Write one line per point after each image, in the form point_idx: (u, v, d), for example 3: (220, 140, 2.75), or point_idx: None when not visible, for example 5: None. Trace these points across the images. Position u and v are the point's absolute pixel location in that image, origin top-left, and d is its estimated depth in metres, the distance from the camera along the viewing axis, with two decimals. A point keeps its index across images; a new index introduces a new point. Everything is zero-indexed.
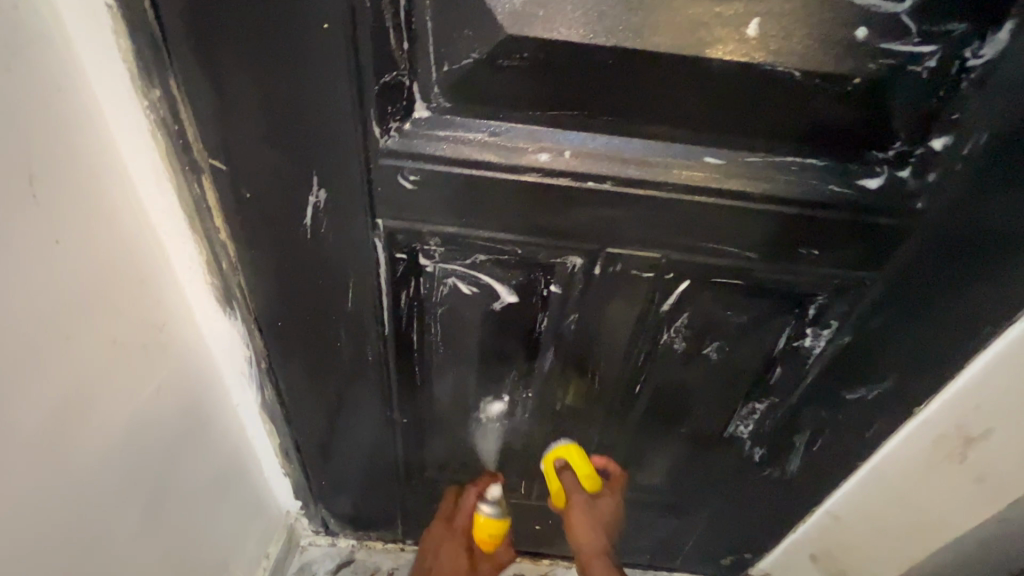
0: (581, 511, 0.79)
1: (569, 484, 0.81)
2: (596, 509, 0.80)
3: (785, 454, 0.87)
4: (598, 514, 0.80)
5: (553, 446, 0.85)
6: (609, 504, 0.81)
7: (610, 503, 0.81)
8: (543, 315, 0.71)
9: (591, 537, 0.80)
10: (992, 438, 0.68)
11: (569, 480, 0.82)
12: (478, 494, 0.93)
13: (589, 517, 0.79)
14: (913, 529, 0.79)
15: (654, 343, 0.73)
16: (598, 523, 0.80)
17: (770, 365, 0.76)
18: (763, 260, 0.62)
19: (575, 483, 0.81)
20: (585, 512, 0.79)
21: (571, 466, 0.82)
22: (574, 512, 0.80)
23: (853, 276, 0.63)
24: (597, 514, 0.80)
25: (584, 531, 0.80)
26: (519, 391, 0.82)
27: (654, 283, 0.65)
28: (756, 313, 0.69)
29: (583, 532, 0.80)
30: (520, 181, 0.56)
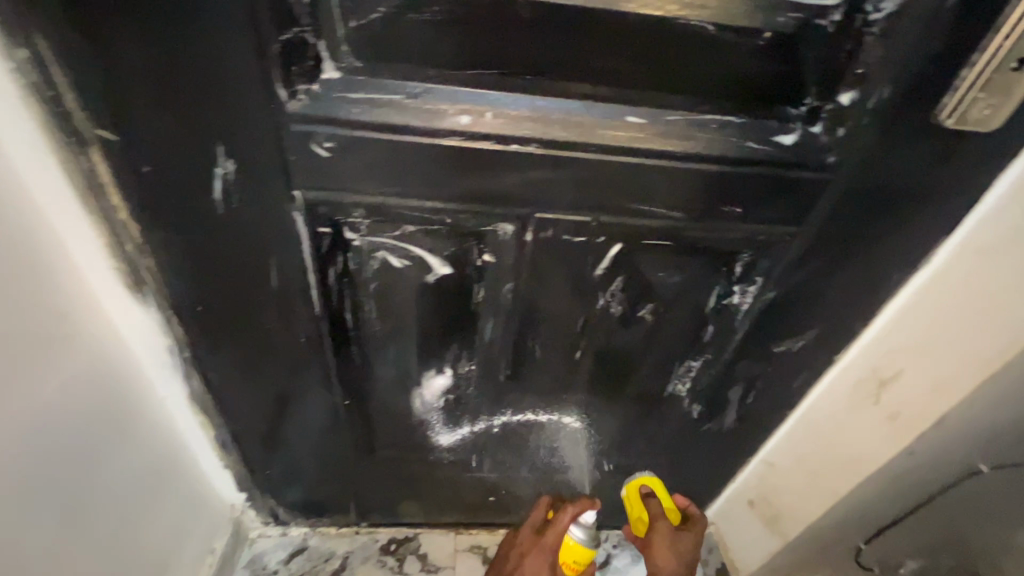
0: (664, 536, 0.88)
1: (655, 511, 0.90)
2: (677, 538, 0.89)
3: (722, 408, 0.91)
4: (679, 543, 0.89)
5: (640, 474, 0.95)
6: (691, 538, 0.90)
7: (689, 538, 0.90)
8: (479, 286, 0.70)
9: (669, 564, 0.88)
10: (901, 378, 0.72)
11: (653, 508, 0.91)
12: (574, 516, 0.88)
13: (671, 545, 0.88)
14: (836, 469, 0.84)
15: (591, 308, 0.74)
16: (676, 553, 0.88)
17: (703, 324, 0.78)
18: (690, 220, 0.63)
19: (659, 509, 0.91)
20: (666, 539, 0.88)
21: (656, 496, 0.92)
22: (656, 537, 0.89)
23: (775, 232, 0.65)
24: (677, 544, 0.89)
25: (662, 555, 0.88)
26: (463, 364, 0.81)
27: (587, 248, 0.65)
28: (688, 273, 0.71)
29: (662, 559, 0.88)
30: (442, 146, 0.54)
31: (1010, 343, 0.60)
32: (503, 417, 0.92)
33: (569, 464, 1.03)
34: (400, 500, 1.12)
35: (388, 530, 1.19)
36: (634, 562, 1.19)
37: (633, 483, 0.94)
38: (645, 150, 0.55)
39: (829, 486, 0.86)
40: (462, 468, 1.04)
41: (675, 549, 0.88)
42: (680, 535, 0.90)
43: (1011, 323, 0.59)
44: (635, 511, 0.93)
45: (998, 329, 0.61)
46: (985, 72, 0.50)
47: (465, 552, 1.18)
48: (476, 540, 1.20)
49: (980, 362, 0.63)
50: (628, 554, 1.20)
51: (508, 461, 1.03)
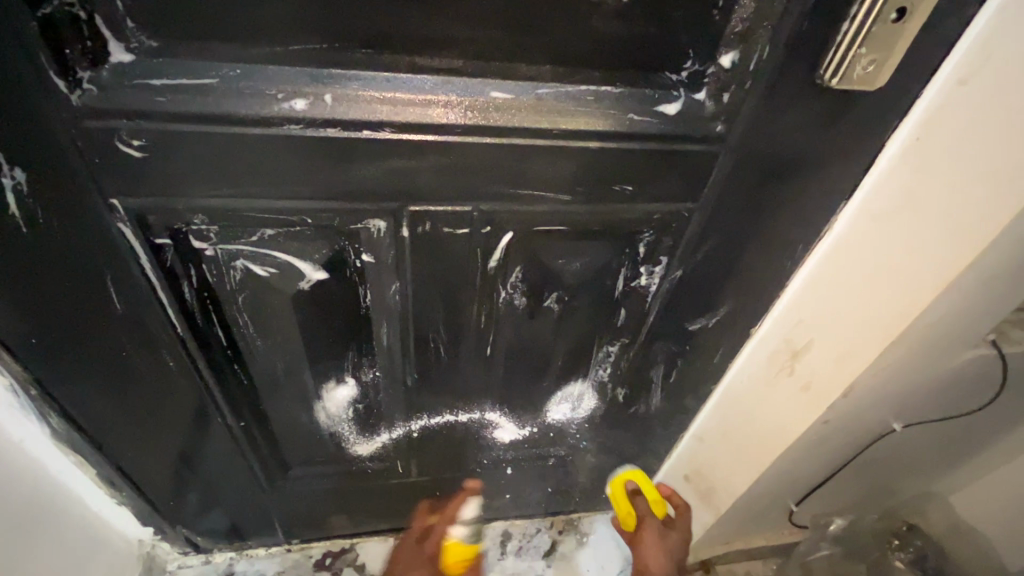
0: (651, 534, 0.89)
1: (642, 508, 0.92)
2: (665, 538, 0.89)
3: (646, 390, 0.89)
4: (669, 542, 0.88)
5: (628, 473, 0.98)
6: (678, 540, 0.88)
7: (677, 541, 0.89)
8: (364, 289, 0.63)
9: (659, 561, 0.87)
10: (813, 348, 0.71)
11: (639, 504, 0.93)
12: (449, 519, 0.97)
13: (661, 543, 0.88)
14: (760, 441, 0.83)
15: (493, 302, 0.69)
16: (667, 552, 0.87)
17: (615, 308, 0.74)
18: (580, 201, 0.58)
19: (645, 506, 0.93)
20: (655, 536, 0.88)
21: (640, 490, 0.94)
22: (644, 533, 0.89)
23: (673, 208, 0.61)
24: (667, 544, 0.88)
25: (654, 556, 0.87)
26: (366, 372, 0.75)
27: (474, 240, 0.59)
28: (589, 259, 0.66)
29: (652, 559, 0.87)
30: (280, 137, 0.47)
31: (908, 309, 0.58)
32: (422, 422, 0.87)
33: (500, 459, 1.00)
34: (329, 514, 1.06)
35: (322, 545, 1.13)
36: (579, 546, 1.18)
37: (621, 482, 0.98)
38: (516, 129, 0.50)
39: (755, 457, 0.86)
40: (389, 476, 0.98)
41: (664, 547, 0.87)
42: (669, 539, 0.89)
43: (907, 288, 0.58)
44: (623, 509, 0.96)
45: (896, 294, 0.59)
46: (867, 22, 0.46)
47: None
48: None
49: (881, 329, 0.62)
50: (573, 539, 1.19)
51: (436, 464, 0.98)
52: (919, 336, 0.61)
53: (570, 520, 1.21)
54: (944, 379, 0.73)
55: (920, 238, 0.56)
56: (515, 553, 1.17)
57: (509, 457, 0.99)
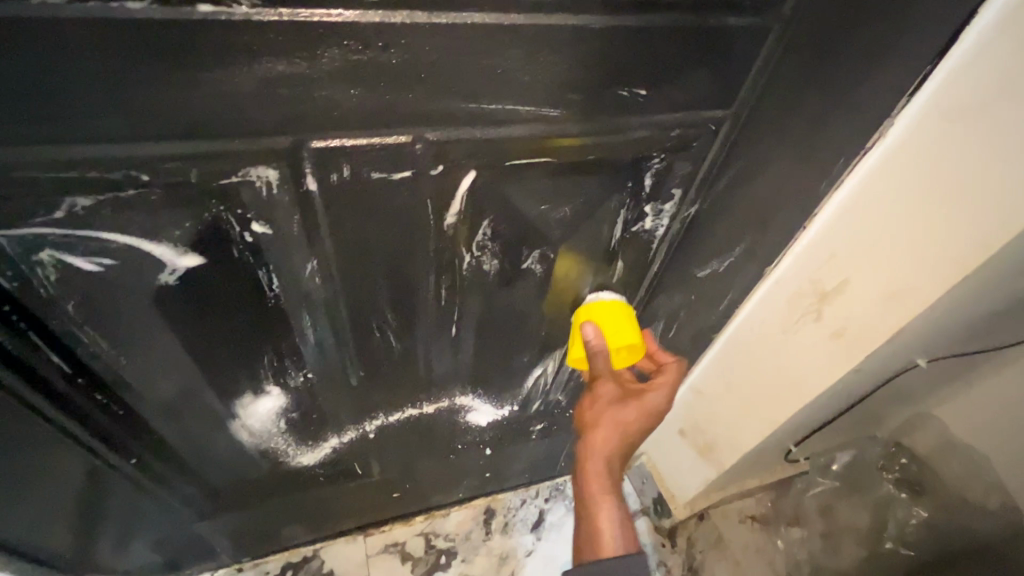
0: (601, 401, 0.65)
1: (597, 364, 0.62)
2: (619, 398, 0.66)
3: (642, 347, 0.76)
4: (622, 412, 0.66)
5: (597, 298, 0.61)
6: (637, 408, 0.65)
7: (633, 408, 0.66)
8: (265, 272, 0.43)
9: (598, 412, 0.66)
10: (849, 288, 0.58)
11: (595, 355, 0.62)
12: None
13: (610, 410, 0.65)
14: (773, 395, 0.73)
15: (454, 270, 0.50)
16: (618, 425, 0.65)
17: (611, 262, 0.58)
18: (572, 118, 0.39)
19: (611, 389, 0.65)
20: (607, 402, 0.66)
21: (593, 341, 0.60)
22: (596, 395, 0.66)
23: (696, 119, 0.44)
24: (620, 419, 0.65)
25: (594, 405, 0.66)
26: (293, 376, 0.57)
27: (423, 187, 0.40)
28: (582, 201, 0.49)
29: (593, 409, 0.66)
30: (47, 22, 0.25)
31: (992, 235, 0.45)
32: (378, 421, 0.70)
33: (476, 442, 0.86)
34: (282, 527, 0.90)
35: (281, 556, 0.98)
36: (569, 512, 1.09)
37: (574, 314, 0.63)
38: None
39: (765, 412, 0.75)
40: (345, 480, 0.82)
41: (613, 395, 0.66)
42: (631, 402, 0.66)
43: (992, 212, 0.44)
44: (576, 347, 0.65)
45: (976, 212, 0.45)
46: None
47: (379, 555, 1.01)
48: (390, 536, 1.03)
49: (947, 264, 0.49)
50: (561, 506, 1.09)
51: (402, 460, 0.82)
52: (994, 269, 0.49)
53: (557, 486, 1.11)
54: (986, 313, 0.64)
55: (1020, 144, 0.41)
56: (501, 531, 1.06)
57: (487, 437, 0.85)
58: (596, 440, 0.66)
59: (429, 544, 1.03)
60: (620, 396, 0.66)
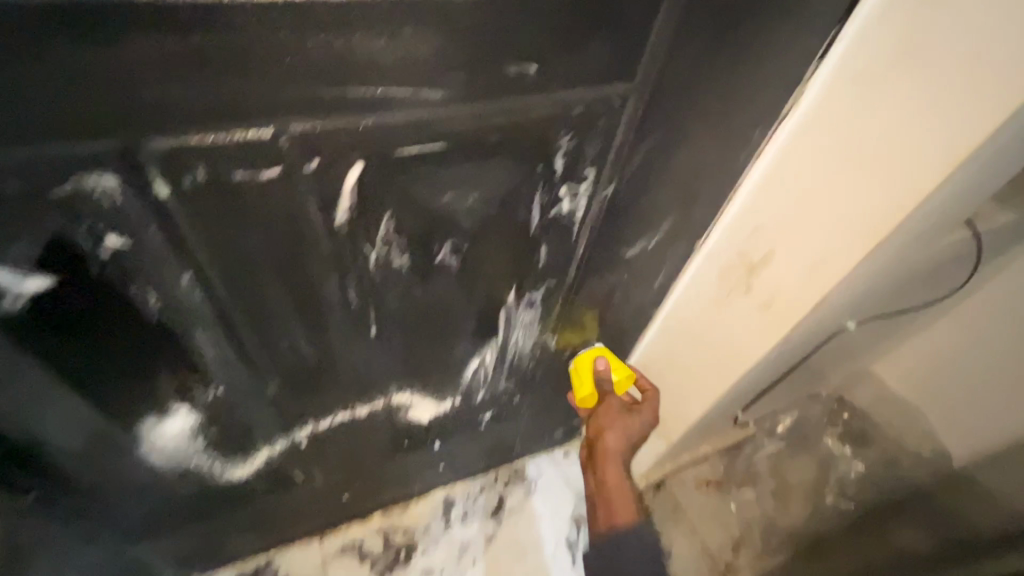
0: (611, 417, 0.83)
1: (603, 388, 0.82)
2: (625, 417, 0.83)
3: (581, 329, 0.74)
4: (627, 421, 0.83)
5: (588, 347, 0.79)
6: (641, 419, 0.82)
7: (636, 421, 0.83)
8: (138, 289, 0.39)
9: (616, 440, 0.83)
10: (774, 260, 0.58)
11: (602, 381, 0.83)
12: None
13: (618, 422, 0.83)
14: (711, 367, 0.73)
15: (359, 270, 0.46)
16: (624, 433, 0.84)
17: (534, 248, 0.55)
18: (459, 100, 0.36)
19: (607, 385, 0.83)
20: (614, 413, 0.83)
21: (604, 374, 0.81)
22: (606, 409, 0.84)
23: (598, 93, 0.41)
24: (626, 426, 0.83)
25: (609, 425, 0.84)
26: (201, 393, 0.52)
27: (302, 183, 0.36)
28: (491, 189, 0.45)
29: (606, 421, 0.84)
30: None
31: (902, 202, 0.44)
32: (308, 429, 0.66)
33: (423, 437, 0.83)
34: (226, 541, 0.86)
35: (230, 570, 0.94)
36: (529, 495, 1.09)
37: (583, 358, 0.80)
38: None
39: (706, 385, 0.75)
40: (287, 489, 0.79)
41: (626, 427, 0.83)
42: (632, 416, 0.83)
43: (900, 174, 0.44)
44: (581, 388, 0.83)
45: (888, 178, 0.45)
46: None
47: (336, 558, 0.99)
48: (347, 538, 1.01)
49: (863, 232, 0.48)
50: (520, 489, 1.09)
51: (345, 463, 0.80)
52: (908, 233, 0.49)
53: (516, 470, 1.11)
54: (907, 273, 0.65)
55: (921, 102, 0.41)
56: (461, 520, 1.05)
57: (432, 431, 0.83)
58: (611, 451, 0.85)
59: (387, 541, 1.01)
60: (624, 408, 0.84)
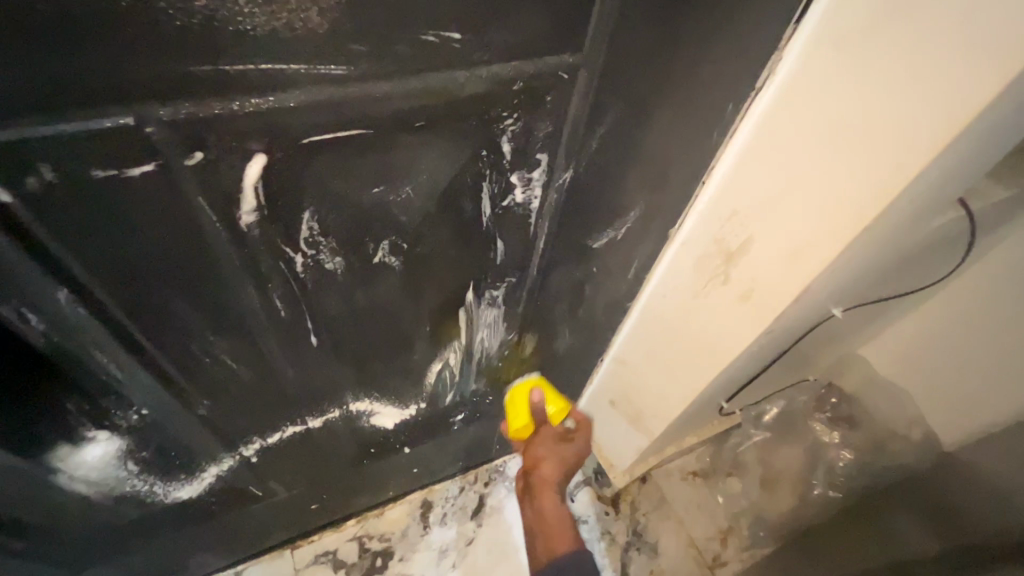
0: (545, 445, 0.77)
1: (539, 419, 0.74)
2: (558, 448, 0.77)
3: (552, 326, 0.69)
4: (562, 451, 0.78)
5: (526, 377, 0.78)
6: (575, 449, 0.78)
7: (572, 450, 0.78)
8: (14, 312, 0.33)
9: (552, 471, 0.78)
10: (752, 247, 0.53)
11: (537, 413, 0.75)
12: None
13: (553, 452, 0.77)
14: (691, 361, 0.68)
15: (283, 276, 0.41)
16: (560, 461, 0.78)
17: (488, 243, 0.50)
18: (370, 78, 0.31)
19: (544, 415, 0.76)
20: (548, 444, 0.77)
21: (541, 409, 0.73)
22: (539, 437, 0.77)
23: (542, 67, 0.36)
24: (561, 455, 0.78)
25: (547, 466, 0.77)
26: (121, 417, 0.47)
27: (189, 181, 0.31)
28: (428, 180, 0.40)
29: (542, 458, 0.78)
30: None
31: (890, 184, 0.40)
32: (256, 445, 0.61)
33: (390, 443, 0.79)
34: (188, 560, 0.81)
35: None
36: (510, 494, 1.05)
37: (518, 389, 0.77)
38: None
39: (686, 379, 0.71)
40: (246, 504, 0.74)
41: (559, 455, 0.78)
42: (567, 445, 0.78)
43: (888, 155, 0.39)
44: (517, 419, 0.77)
45: (873, 159, 0.40)
46: None
47: (309, 568, 0.95)
48: (320, 546, 0.96)
49: (847, 217, 0.44)
50: (501, 488, 1.06)
51: (306, 474, 0.75)
52: (895, 215, 0.45)
53: (496, 468, 1.07)
54: (896, 256, 0.60)
55: (906, 75, 0.35)
56: (439, 523, 1.01)
57: (399, 437, 0.78)
58: (546, 481, 0.79)
59: (362, 548, 0.97)
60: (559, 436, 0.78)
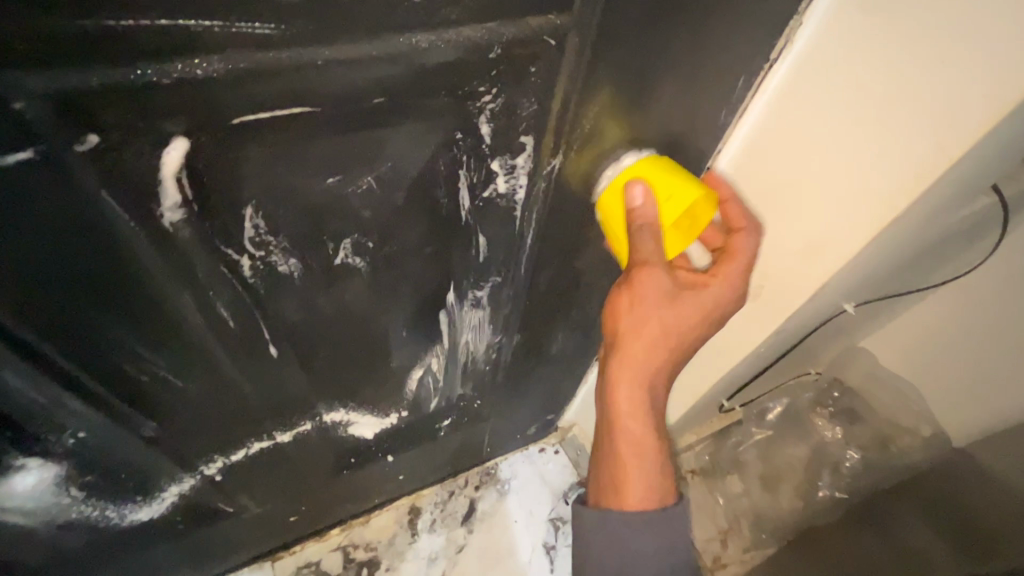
0: (649, 306, 0.46)
1: (646, 254, 0.43)
2: (677, 293, 0.46)
3: (544, 326, 0.64)
4: (682, 305, 0.47)
5: (616, 172, 0.42)
6: (697, 303, 0.47)
7: (695, 305, 0.47)
8: None
9: (650, 323, 0.47)
10: (762, 241, 0.48)
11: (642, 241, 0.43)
12: None
13: (664, 306, 0.46)
14: (694, 362, 0.63)
15: (227, 282, 0.35)
16: (668, 325, 0.47)
17: (469, 239, 0.44)
18: (310, 42, 0.25)
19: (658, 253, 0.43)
20: (660, 289, 0.44)
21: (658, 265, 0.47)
22: (634, 293, 0.45)
23: (524, 33, 0.30)
24: (677, 305, 0.46)
25: (643, 310, 0.46)
26: (54, 443, 0.41)
27: (86, 170, 0.25)
28: (394, 170, 0.34)
29: (647, 307, 0.46)
30: None
31: (926, 167, 0.35)
32: (219, 463, 0.55)
33: (372, 452, 0.73)
34: None
35: None
36: (502, 498, 1.01)
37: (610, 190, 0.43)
38: None
39: (689, 381, 0.66)
40: (216, 521, 0.69)
41: (674, 312, 0.47)
42: (684, 297, 0.47)
43: (925, 134, 0.34)
44: (613, 225, 0.44)
45: (906, 138, 0.35)
46: None
47: None
48: (303, 557, 0.92)
49: (874, 205, 0.39)
50: (493, 492, 1.01)
51: (281, 487, 0.69)
52: (926, 205, 0.40)
53: (488, 471, 1.02)
54: (917, 248, 0.55)
55: (949, 36, 0.31)
56: (428, 530, 0.97)
57: (381, 445, 0.73)
58: (635, 366, 0.49)
59: (347, 559, 0.93)
60: (675, 288, 0.46)
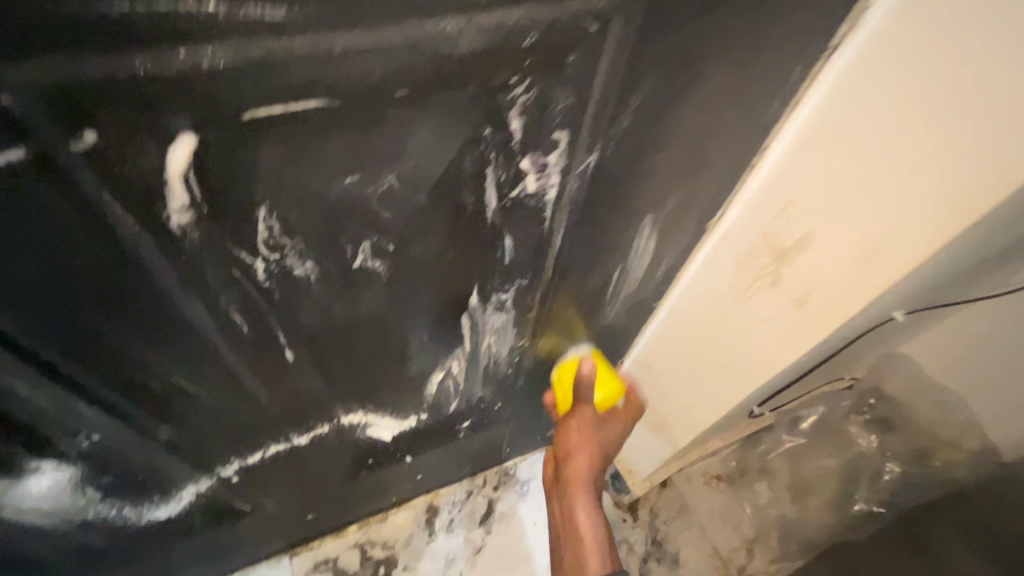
0: (591, 428, 0.65)
1: (584, 395, 0.64)
2: (604, 428, 0.66)
3: (570, 330, 0.61)
4: (603, 438, 0.65)
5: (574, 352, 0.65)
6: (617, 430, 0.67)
7: (615, 432, 0.67)
8: None
9: (584, 465, 0.65)
10: (812, 245, 0.45)
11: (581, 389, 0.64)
12: None
13: (595, 432, 0.65)
14: (728, 370, 0.60)
15: (239, 286, 0.33)
16: (598, 454, 0.65)
17: (494, 242, 0.42)
18: (326, 28, 0.22)
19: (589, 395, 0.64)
20: (589, 421, 0.65)
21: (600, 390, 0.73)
22: (578, 425, 0.65)
23: (563, 17, 0.27)
24: (601, 441, 0.65)
25: (579, 442, 0.64)
26: (68, 446, 0.40)
27: (82, 169, 0.23)
28: (417, 169, 0.32)
29: (580, 437, 0.65)
30: None
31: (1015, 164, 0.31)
32: (236, 465, 0.54)
33: (389, 454, 0.72)
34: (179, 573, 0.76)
35: None
36: (520, 499, 0.99)
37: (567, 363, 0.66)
38: None
39: (722, 391, 0.62)
40: (234, 520, 0.68)
41: (599, 438, 0.65)
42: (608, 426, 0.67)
43: (1016, 127, 0.30)
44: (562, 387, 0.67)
45: (992, 133, 0.31)
46: None
47: None
48: (320, 553, 0.91)
49: (947, 209, 0.35)
50: (512, 493, 0.99)
51: (298, 487, 0.68)
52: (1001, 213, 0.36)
53: (506, 471, 1.00)
54: (980, 256, 0.50)
55: None
56: (446, 530, 0.95)
57: (398, 447, 0.71)
58: (580, 465, 0.65)
59: (365, 556, 0.92)
60: (600, 418, 0.66)
